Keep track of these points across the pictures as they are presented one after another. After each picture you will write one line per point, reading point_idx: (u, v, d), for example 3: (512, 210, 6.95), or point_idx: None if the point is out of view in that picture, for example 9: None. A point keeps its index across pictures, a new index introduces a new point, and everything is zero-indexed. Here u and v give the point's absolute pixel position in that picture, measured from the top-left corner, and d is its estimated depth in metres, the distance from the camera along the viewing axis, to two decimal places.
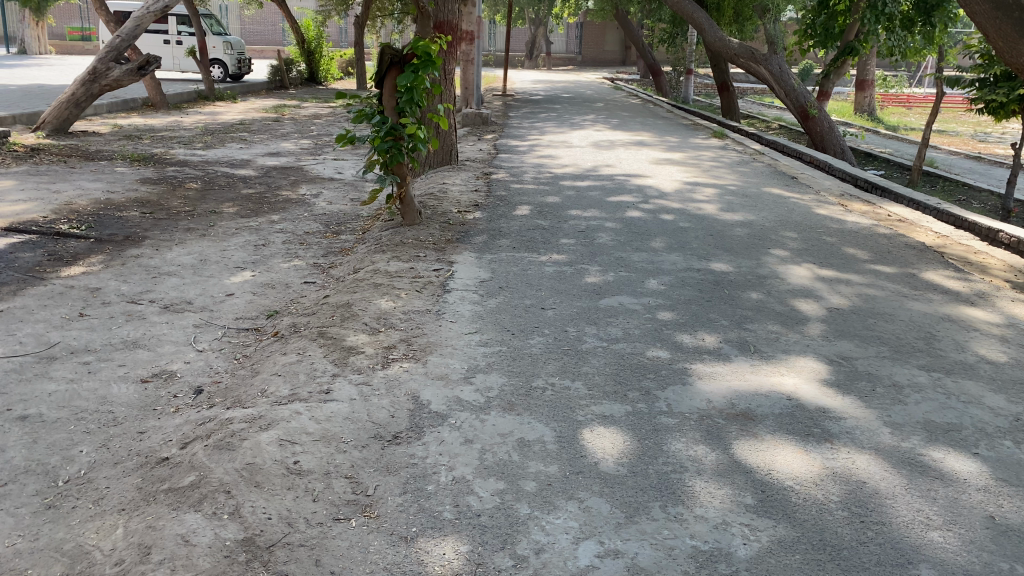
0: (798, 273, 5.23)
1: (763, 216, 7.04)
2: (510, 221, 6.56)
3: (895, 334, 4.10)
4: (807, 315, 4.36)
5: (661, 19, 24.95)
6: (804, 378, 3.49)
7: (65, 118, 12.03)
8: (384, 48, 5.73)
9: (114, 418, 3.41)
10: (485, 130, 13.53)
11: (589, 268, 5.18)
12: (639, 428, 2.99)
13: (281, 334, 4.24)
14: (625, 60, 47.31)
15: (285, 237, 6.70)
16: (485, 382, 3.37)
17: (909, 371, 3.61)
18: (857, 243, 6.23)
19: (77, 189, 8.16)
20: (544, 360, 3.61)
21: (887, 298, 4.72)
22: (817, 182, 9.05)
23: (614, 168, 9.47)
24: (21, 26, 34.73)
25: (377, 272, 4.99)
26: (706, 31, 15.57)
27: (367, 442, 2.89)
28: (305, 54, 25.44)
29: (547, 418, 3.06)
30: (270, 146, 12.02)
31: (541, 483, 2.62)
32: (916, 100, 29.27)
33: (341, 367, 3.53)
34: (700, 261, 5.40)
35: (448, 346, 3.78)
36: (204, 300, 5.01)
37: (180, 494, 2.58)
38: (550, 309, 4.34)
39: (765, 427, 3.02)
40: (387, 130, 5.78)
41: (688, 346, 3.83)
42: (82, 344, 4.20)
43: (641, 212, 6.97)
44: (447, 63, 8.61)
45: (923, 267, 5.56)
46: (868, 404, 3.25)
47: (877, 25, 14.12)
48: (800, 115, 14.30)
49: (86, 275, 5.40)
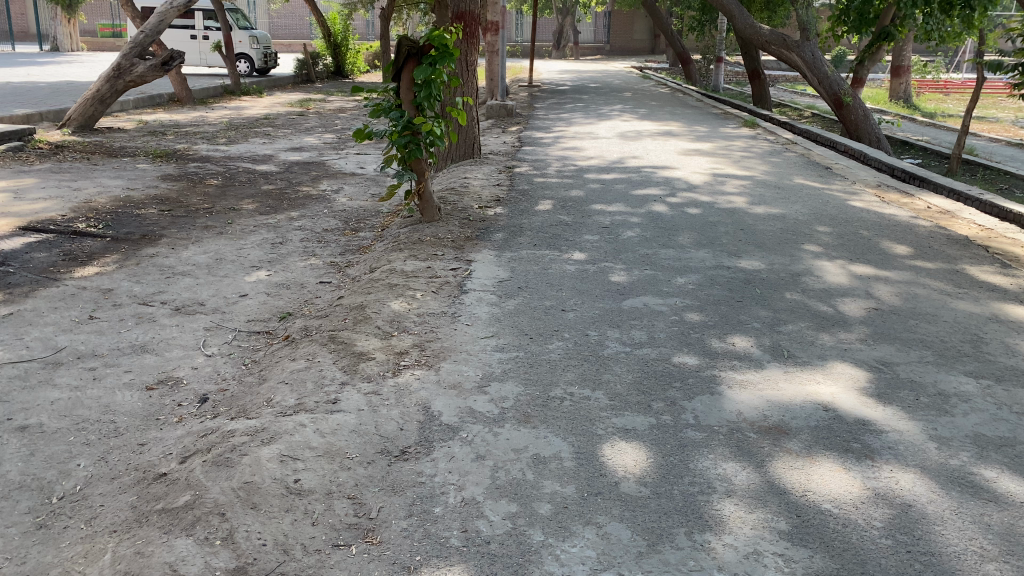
0: (833, 270, 4.98)
1: (797, 209, 6.78)
2: (532, 217, 6.36)
3: (939, 337, 3.84)
4: (844, 316, 4.12)
5: (691, 7, 24.53)
6: (841, 387, 3.26)
7: (90, 115, 12.01)
8: (401, 39, 5.54)
9: (115, 429, 3.28)
10: (510, 121, 13.33)
11: (614, 266, 4.98)
12: (664, 444, 2.79)
13: (292, 338, 4.09)
14: (654, 49, 46.74)
15: (303, 234, 6.56)
16: (500, 392, 3.19)
17: (955, 379, 3.36)
18: (896, 237, 5.94)
19: (98, 187, 8.10)
20: (563, 367, 3.42)
21: (929, 297, 4.46)
22: (852, 173, 8.71)
23: (641, 159, 9.26)
24: (53, 23, 35.01)
25: (392, 272, 4.83)
26: (736, 18, 15.21)
27: (373, 458, 2.72)
28: (331, 48, 25.38)
29: (565, 431, 2.87)
30: (294, 140, 11.93)
31: (556, 505, 2.43)
32: (954, 86, 28.54)
33: (351, 375, 3.37)
34: (730, 259, 5.16)
35: (462, 352, 3.60)
36: (217, 302, 4.88)
37: (173, 516, 2.43)
38: (571, 311, 4.15)
39: (799, 442, 2.81)
40: (404, 124, 5.60)
41: (718, 352, 3.61)
42: (89, 348, 4.08)
43: (668, 206, 6.74)
44: (468, 55, 8.44)
45: (967, 263, 5.27)
46: (911, 416, 3.02)
47: (914, 9, 13.68)
48: (834, 103, 13.88)
49: (100, 276, 5.30)
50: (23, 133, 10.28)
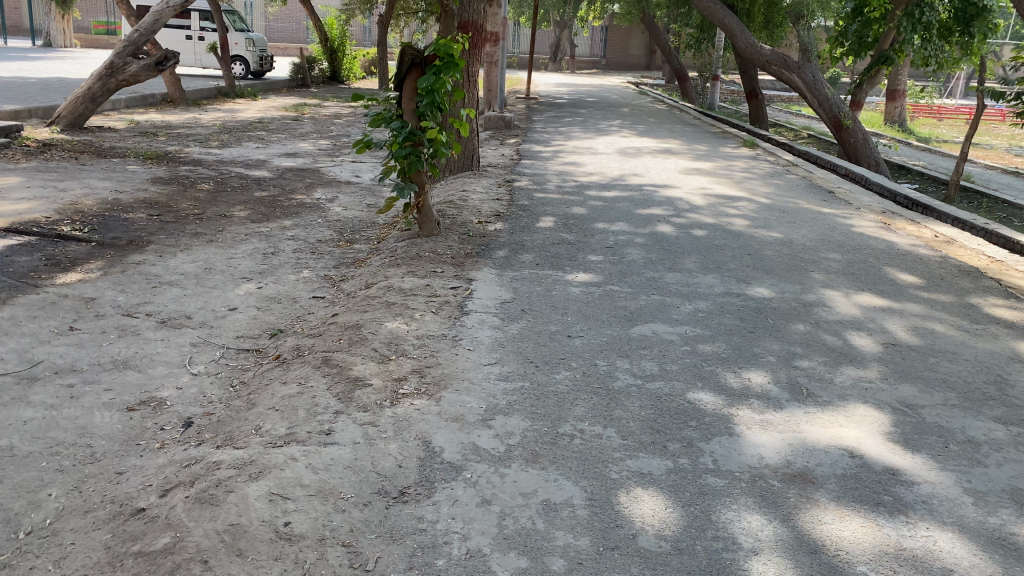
0: (845, 301, 4.80)
1: (803, 234, 6.62)
2: (534, 234, 6.18)
3: (962, 377, 3.68)
4: (861, 351, 3.94)
5: (688, 24, 23.96)
6: (866, 431, 3.07)
7: (80, 113, 11.77)
8: (405, 48, 5.39)
9: (92, 455, 3.07)
10: (508, 134, 13.16)
11: (619, 290, 4.80)
12: (682, 491, 2.60)
13: (283, 358, 3.88)
14: (649, 65, 46.81)
15: (296, 245, 6.35)
16: (506, 427, 2.99)
17: (983, 425, 3.19)
18: (906, 267, 5.78)
19: (85, 188, 7.87)
20: (572, 401, 3.23)
21: (946, 334, 4.29)
22: (855, 198, 8.56)
23: (641, 177, 9.11)
24: (46, 19, 34.78)
25: (390, 289, 4.64)
26: (737, 36, 14.96)
27: (369, 500, 2.52)
28: (327, 53, 25.18)
29: (576, 474, 2.68)
30: (287, 146, 11.72)
31: (570, 560, 2.24)
32: (948, 111, 28.67)
33: (346, 403, 3.15)
34: (740, 285, 4.99)
35: (464, 380, 3.40)
36: (204, 315, 4.66)
37: (150, 562, 2.22)
38: (577, 337, 3.96)
39: (827, 493, 2.63)
40: (405, 135, 5.41)
41: (734, 388, 3.43)
42: (67, 363, 3.86)
43: (672, 227, 6.57)
44: (470, 66, 8.27)
45: (980, 296, 5.12)
46: (942, 466, 2.84)
47: (913, 34, 13.63)
48: (834, 126, 13.77)
49: (82, 284, 5.06)
50: (9, 130, 10.01)
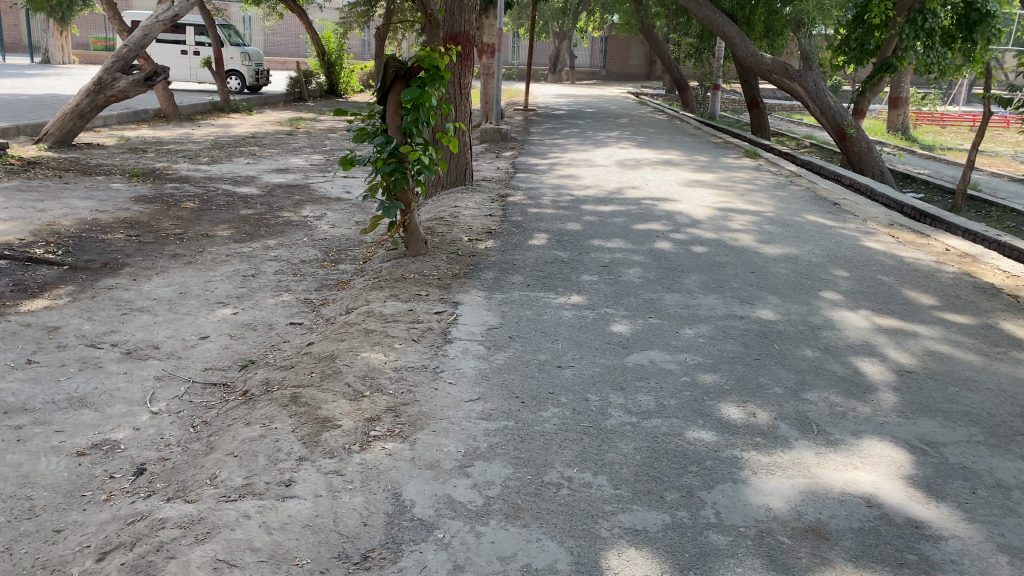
0: (855, 323, 4.50)
1: (808, 250, 6.32)
2: (526, 252, 5.90)
3: (986, 410, 3.38)
4: (874, 380, 3.65)
5: (688, 32, 23.75)
6: (884, 475, 2.78)
7: (68, 130, 11.51)
8: (387, 60, 5.12)
9: (31, 509, 2.78)
10: (504, 146, 12.88)
11: (615, 312, 4.52)
12: (680, 553, 2.31)
13: (249, 395, 3.59)
14: (649, 74, 46.55)
15: (278, 266, 6.08)
16: (485, 476, 2.70)
17: (1013, 466, 2.89)
18: (919, 284, 5.48)
19: (64, 207, 7.61)
20: (560, 443, 2.94)
21: (965, 360, 3.98)
22: (862, 210, 8.25)
23: (640, 190, 8.83)
24: (44, 35, 34.66)
25: (369, 314, 4.36)
26: (737, 45, 14.74)
27: (327, 566, 2.23)
28: (325, 66, 24.90)
29: (562, 532, 2.39)
30: (279, 161, 11.47)
31: None
32: (950, 118, 28.39)
33: (311, 448, 2.87)
34: (743, 307, 4.70)
35: (442, 420, 3.11)
36: (173, 345, 4.38)
37: None
38: (568, 368, 3.68)
39: (843, 552, 2.33)
40: (391, 150, 5.12)
41: (737, 425, 3.14)
42: (19, 401, 3.58)
43: (672, 243, 6.28)
44: (462, 78, 8.00)
45: (1000, 316, 4.81)
46: (971, 517, 2.54)
47: (915, 41, 13.36)
48: (837, 135, 13.45)
49: (48, 311, 4.79)
50: None
